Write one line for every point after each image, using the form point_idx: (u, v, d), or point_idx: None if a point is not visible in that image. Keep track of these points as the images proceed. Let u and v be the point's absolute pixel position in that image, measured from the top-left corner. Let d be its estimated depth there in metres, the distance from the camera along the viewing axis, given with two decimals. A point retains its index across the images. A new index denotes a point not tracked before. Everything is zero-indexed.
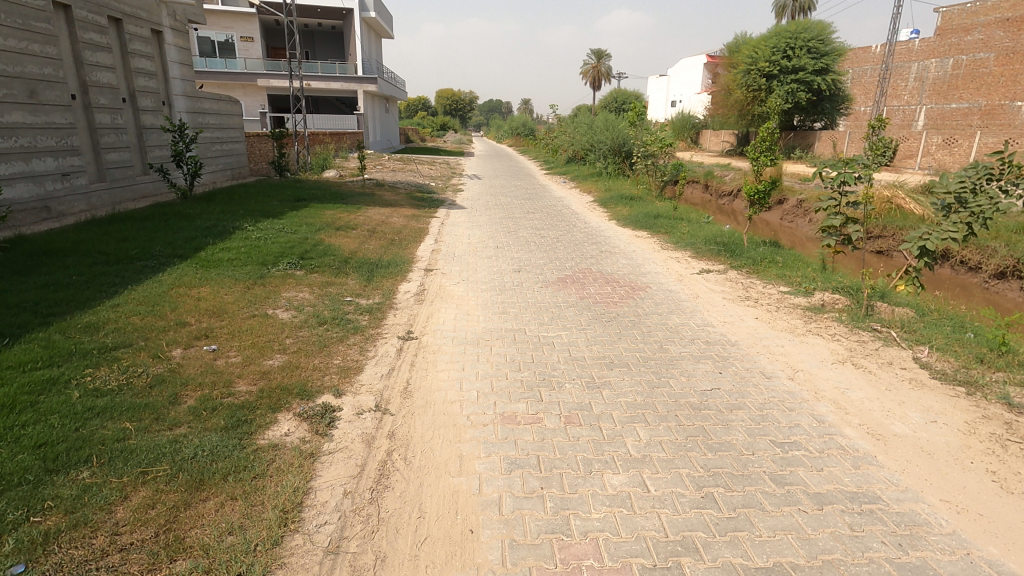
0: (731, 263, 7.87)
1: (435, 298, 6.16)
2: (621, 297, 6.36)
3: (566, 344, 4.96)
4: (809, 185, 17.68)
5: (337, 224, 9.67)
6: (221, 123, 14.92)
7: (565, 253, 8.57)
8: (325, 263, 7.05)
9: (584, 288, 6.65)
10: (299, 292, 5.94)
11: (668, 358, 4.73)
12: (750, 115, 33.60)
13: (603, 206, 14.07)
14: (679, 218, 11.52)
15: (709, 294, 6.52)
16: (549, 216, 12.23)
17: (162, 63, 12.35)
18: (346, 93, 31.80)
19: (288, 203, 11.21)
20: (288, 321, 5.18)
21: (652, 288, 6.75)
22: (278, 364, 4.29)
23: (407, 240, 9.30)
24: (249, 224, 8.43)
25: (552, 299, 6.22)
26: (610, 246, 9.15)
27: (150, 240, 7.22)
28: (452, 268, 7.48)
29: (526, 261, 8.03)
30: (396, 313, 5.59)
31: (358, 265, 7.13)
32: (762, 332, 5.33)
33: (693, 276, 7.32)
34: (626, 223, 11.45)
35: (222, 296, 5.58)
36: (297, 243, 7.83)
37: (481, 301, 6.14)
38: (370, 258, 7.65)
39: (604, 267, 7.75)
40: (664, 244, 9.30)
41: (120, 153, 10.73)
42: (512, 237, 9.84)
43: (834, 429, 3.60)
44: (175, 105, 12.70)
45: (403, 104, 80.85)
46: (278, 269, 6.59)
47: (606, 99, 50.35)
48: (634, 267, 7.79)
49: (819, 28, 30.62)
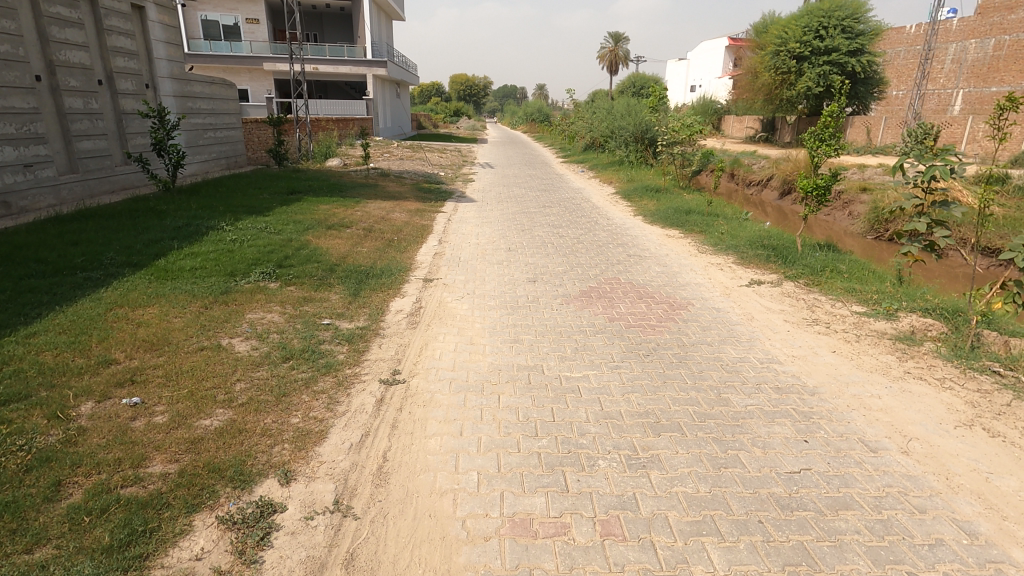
0: (784, 273, 6.69)
1: (431, 320, 5.06)
2: (659, 319, 5.25)
3: (597, 393, 3.83)
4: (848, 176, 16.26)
5: (330, 221, 8.64)
6: (215, 108, 13.92)
7: (588, 259, 7.42)
8: (307, 273, 5.99)
9: (613, 308, 5.50)
10: (267, 314, 4.88)
11: (732, 415, 3.58)
12: (778, 100, 31.89)
13: (627, 198, 12.87)
14: (714, 214, 10.31)
15: (766, 315, 5.36)
16: (567, 212, 11.06)
17: (145, 42, 11.34)
18: (355, 78, 30.67)
19: (281, 197, 10.20)
20: (244, 355, 4.12)
21: (695, 306, 5.60)
22: (216, 427, 3.22)
23: (407, 240, 8.23)
24: (226, 223, 7.40)
25: (575, 322, 5.08)
26: (640, 250, 7.98)
27: (107, 244, 6.24)
28: (455, 278, 6.40)
29: (543, 269, 6.89)
30: (383, 344, 4.50)
31: (345, 276, 6.07)
32: (846, 372, 4.17)
33: (741, 289, 6.17)
34: (655, 219, 10.26)
35: (170, 320, 4.54)
36: (278, 247, 6.78)
37: (488, 324, 5.03)
38: (361, 264, 6.59)
39: (634, 277, 6.61)
40: (702, 246, 8.13)
41: (95, 141, 9.75)
42: (527, 236, 8.73)
43: (997, 555, 2.46)
44: (160, 88, 11.70)
45: (417, 90, 79.60)
46: (248, 281, 5.55)
47: (624, 84, 48.65)
48: (670, 277, 6.65)
49: (853, 6, 28.72)
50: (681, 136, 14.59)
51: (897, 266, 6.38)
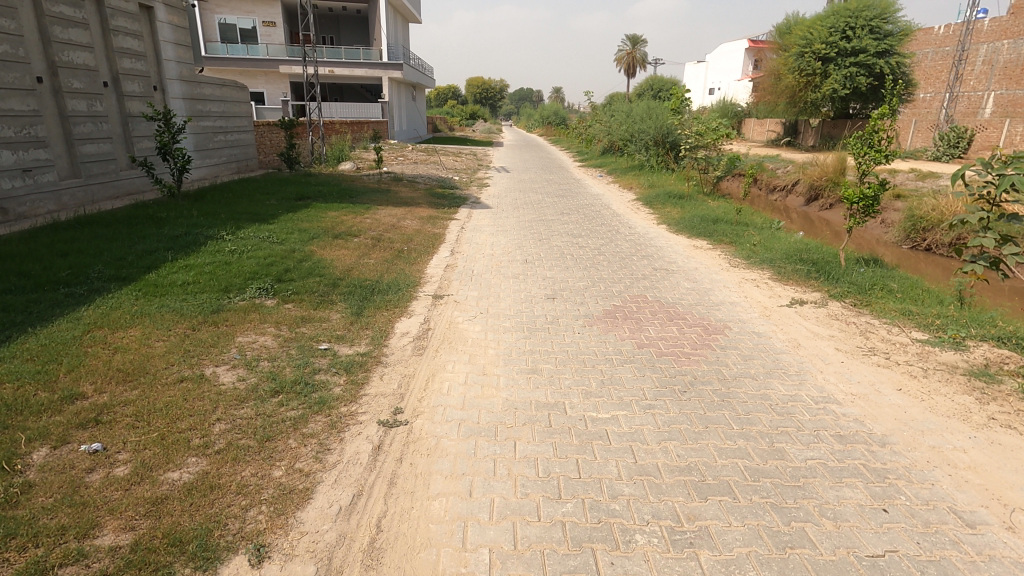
0: (828, 291, 6.09)
1: (440, 345, 4.56)
2: (695, 345, 4.70)
3: (629, 440, 3.29)
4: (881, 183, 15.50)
5: (337, 229, 8.22)
6: (226, 111, 13.64)
7: (610, 273, 6.89)
8: (309, 288, 5.55)
9: (640, 332, 4.96)
10: (260, 337, 4.43)
11: (791, 472, 3.02)
12: (802, 103, 31.01)
13: (648, 205, 12.30)
14: (743, 223, 9.70)
15: (813, 343, 4.79)
16: (586, 219, 10.53)
17: (154, 43, 11.07)
18: (370, 80, 30.45)
19: (289, 203, 9.82)
20: (229, 388, 3.66)
21: (732, 330, 5.04)
22: (185, 483, 2.75)
23: (417, 250, 7.77)
24: (227, 233, 7.01)
25: (600, 350, 4.55)
26: (666, 262, 7.43)
27: (97, 255, 5.85)
28: (468, 295, 5.92)
29: (563, 284, 6.37)
30: (385, 374, 4.01)
31: (349, 291, 5.63)
32: (918, 416, 3.59)
33: (782, 310, 5.60)
34: (680, 228, 9.70)
35: (151, 345, 4.09)
36: (280, 259, 6.36)
37: (503, 351, 4.52)
38: (367, 278, 6.13)
39: (662, 294, 6.08)
40: (733, 259, 7.55)
41: (100, 145, 9.46)
42: (545, 246, 8.24)
43: None
44: (169, 91, 11.42)
45: (434, 93, 79.71)
46: (242, 298, 5.12)
47: (642, 87, 47.98)
48: (701, 295, 6.09)
49: (882, 6, 27.79)
50: (707, 140, 14.03)
51: (957, 285, 5.73)
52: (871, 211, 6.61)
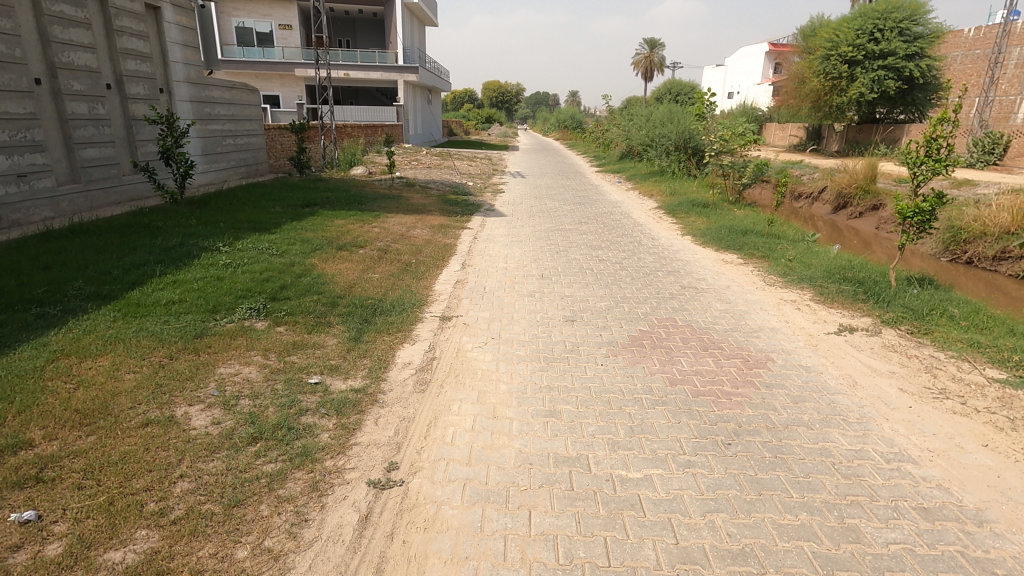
0: (879, 316, 5.47)
1: (445, 379, 4.03)
2: (735, 382, 4.14)
3: (666, 512, 2.73)
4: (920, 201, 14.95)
5: (342, 239, 7.76)
6: (235, 114, 13.32)
7: (633, 290, 6.33)
8: (305, 309, 5.08)
9: (672, 365, 4.38)
10: (243, 369, 3.94)
11: (872, 564, 2.44)
12: (827, 107, 30.10)
13: (671, 214, 11.70)
14: (775, 235, 9.05)
15: (871, 381, 4.18)
16: (605, 229, 9.97)
17: (160, 45, 10.77)
18: (385, 83, 30.16)
19: (295, 210, 9.41)
20: (199, 434, 3.17)
21: (775, 364, 4.45)
22: (127, 568, 2.25)
23: (426, 263, 7.27)
24: (223, 244, 6.58)
25: (627, 388, 3.98)
26: (694, 279, 6.84)
27: (80, 269, 5.43)
28: (479, 316, 5.40)
29: (582, 305, 5.82)
30: (381, 417, 3.49)
31: (349, 312, 5.14)
32: (1018, 486, 2.97)
33: (829, 339, 4.99)
34: (707, 240, 9.10)
35: (119, 379, 3.62)
36: (277, 273, 5.91)
37: (517, 388, 3.98)
38: (369, 296, 5.64)
39: (692, 318, 5.50)
40: (768, 276, 6.93)
41: (101, 149, 9.13)
42: (562, 260, 7.70)
43: None
44: (175, 93, 11.10)
45: (450, 96, 79.75)
46: (230, 321, 4.65)
47: (661, 90, 47.25)
48: (736, 319, 5.50)
49: (912, 7, 26.78)
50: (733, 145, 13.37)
51: None
52: (929, 226, 5.95)
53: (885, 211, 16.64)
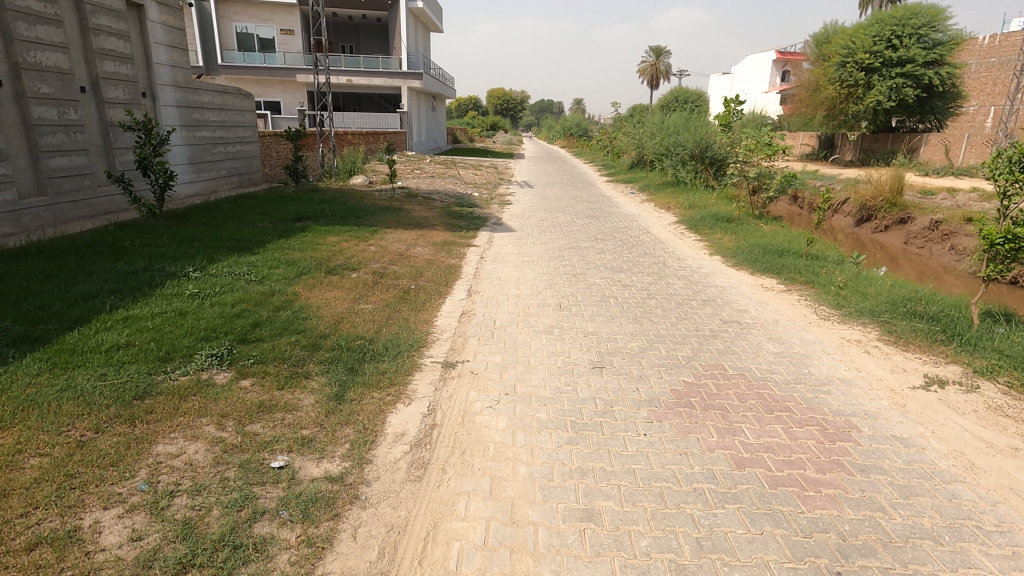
0: (969, 364, 4.56)
1: (448, 462, 3.14)
2: (817, 462, 3.23)
3: None
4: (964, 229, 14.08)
5: (334, 261, 6.91)
6: (227, 120, 12.57)
7: (666, 326, 5.46)
8: (280, 355, 4.21)
9: (733, 436, 3.48)
10: (189, 447, 3.06)
11: None
12: (842, 115, 29.26)
13: (694, 229, 10.84)
14: (815, 256, 8.18)
15: (993, 463, 3.27)
16: (624, 247, 9.12)
17: (143, 46, 10.00)
18: (389, 90, 29.47)
19: (284, 226, 8.59)
20: (106, 561, 2.28)
21: (861, 436, 3.55)
22: None
23: (427, 289, 6.40)
24: (194, 269, 5.72)
25: (683, 474, 3.08)
26: (734, 311, 5.96)
27: (16, 301, 4.57)
28: (489, 361, 4.52)
29: (610, 346, 4.93)
30: (362, 528, 2.60)
31: (333, 358, 4.27)
32: None
33: (917, 396, 4.09)
34: (738, 260, 8.23)
35: (18, 467, 2.73)
36: (252, 306, 5.05)
37: (541, 473, 3.08)
38: (359, 335, 4.77)
39: (742, 365, 4.62)
40: (819, 308, 6.04)
41: (72, 158, 8.32)
42: (580, 285, 6.84)
43: None
44: (159, 98, 10.32)
45: (454, 104, 79.38)
46: (183, 374, 3.77)
47: (668, 98, 46.54)
48: (795, 365, 4.61)
49: (931, 13, 25.94)
50: (759, 155, 12.26)
51: None
52: (1021, 255, 4.98)
53: (913, 225, 15.69)
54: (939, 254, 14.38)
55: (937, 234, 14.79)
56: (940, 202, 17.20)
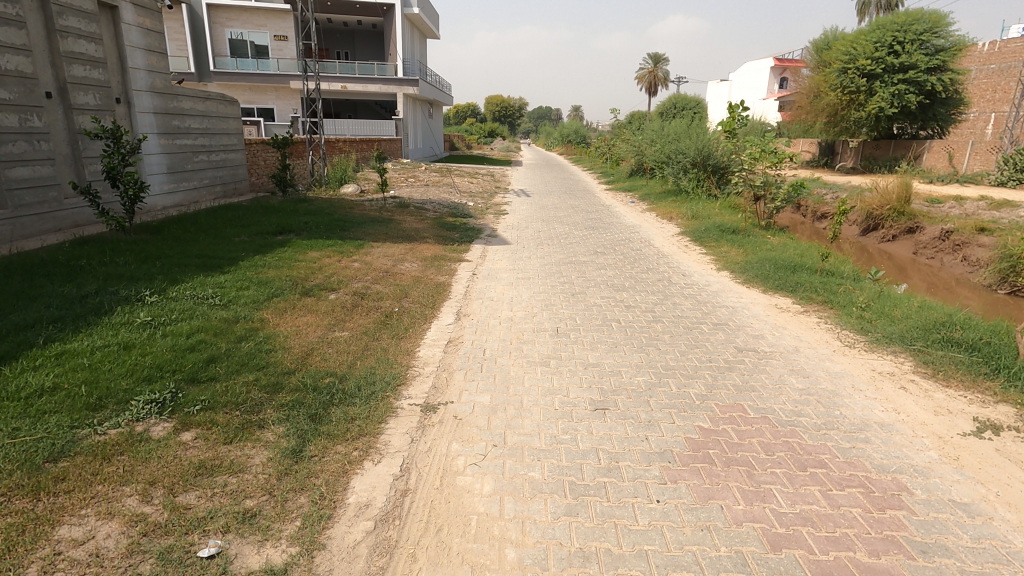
0: (1021, 403, 4.01)
1: (420, 547, 2.57)
2: (869, 541, 2.67)
3: None
4: (976, 239, 13.65)
5: (311, 281, 6.37)
6: (210, 127, 12.06)
7: (676, 356, 4.90)
8: (233, 399, 3.63)
9: (763, 503, 2.92)
10: (101, 530, 2.48)
11: None
12: (843, 122, 28.86)
13: (698, 241, 10.33)
14: (829, 271, 7.67)
15: None
16: (626, 262, 8.60)
17: (118, 49, 9.49)
18: (384, 97, 29.03)
19: (263, 240, 8.05)
20: None
21: (914, 501, 2.98)
22: None
23: (412, 312, 5.84)
24: (152, 292, 5.16)
25: (707, 560, 2.52)
26: (749, 337, 5.42)
27: None
28: (476, 403, 3.95)
29: (614, 382, 4.36)
30: None
31: (295, 402, 3.70)
32: None
33: (969, 445, 3.53)
34: (748, 276, 7.72)
35: None
36: (211, 337, 4.48)
37: (533, 559, 2.51)
38: (330, 371, 4.20)
39: (764, 405, 4.06)
40: (841, 333, 5.52)
41: (35, 168, 7.76)
42: (580, 306, 6.32)
43: None
44: (135, 104, 9.80)
45: (453, 110, 79.14)
46: (113, 428, 3.20)
47: (667, 105, 46.22)
48: (824, 406, 4.06)
49: (932, 19, 25.63)
50: (764, 164, 11.67)
51: None
52: None
53: (923, 235, 15.22)
54: (951, 266, 13.94)
55: (949, 244, 14.35)
56: (949, 210, 16.76)
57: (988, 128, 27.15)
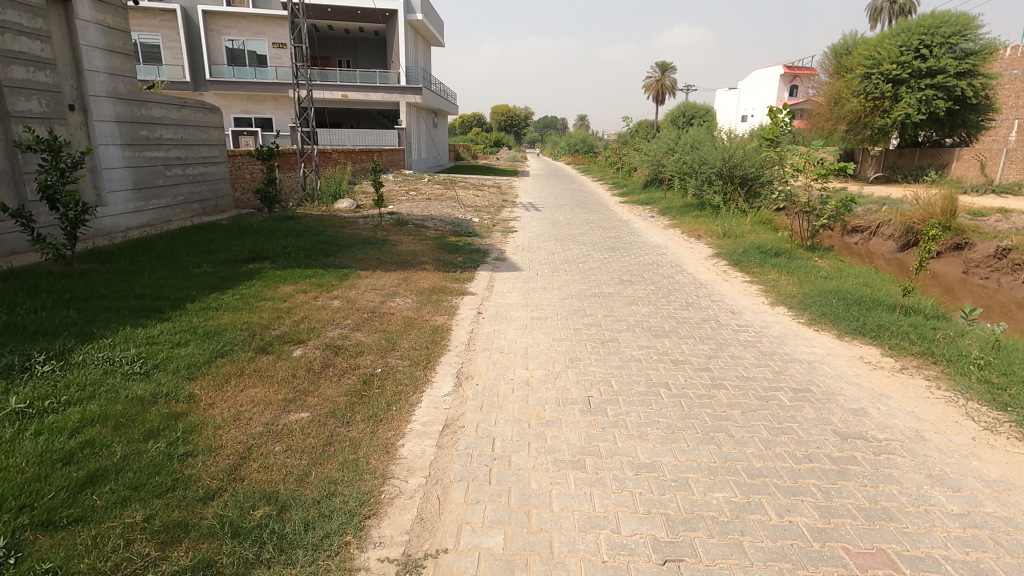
0: None
1: None
2: None
3: None
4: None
5: (273, 330, 5.06)
6: (186, 138, 10.86)
7: (758, 449, 3.54)
8: (97, 566, 2.28)
9: None
10: None
11: None
12: (865, 129, 27.42)
13: (737, 265, 9.02)
14: (908, 309, 6.31)
15: None
16: (660, 294, 7.26)
17: (72, 49, 8.28)
18: (386, 106, 27.94)
19: (229, 271, 6.78)
20: None
21: None
22: None
23: (398, 374, 4.52)
24: (47, 359, 3.85)
25: None
26: (848, 414, 4.06)
27: None
28: (478, 558, 2.57)
29: (683, 506, 2.98)
30: None
31: (199, 565, 2.35)
32: None
33: None
34: (810, 315, 6.38)
35: None
36: (106, 434, 3.15)
37: None
38: (267, 493, 2.87)
39: (917, 550, 2.68)
40: (967, 407, 4.15)
41: None
42: (611, 361, 4.95)
43: None
44: (92, 111, 8.57)
45: (458, 121, 78.43)
46: None
47: (676, 113, 45.07)
48: (1007, 552, 2.69)
49: (961, 21, 24.17)
50: (807, 175, 10.13)
51: None
52: None
53: (973, 251, 13.57)
54: (1010, 288, 12.35)
55: (1006, 263, 12.77)
56: (996, 224, 15.35)
57: (1013, 136, 25.97)
